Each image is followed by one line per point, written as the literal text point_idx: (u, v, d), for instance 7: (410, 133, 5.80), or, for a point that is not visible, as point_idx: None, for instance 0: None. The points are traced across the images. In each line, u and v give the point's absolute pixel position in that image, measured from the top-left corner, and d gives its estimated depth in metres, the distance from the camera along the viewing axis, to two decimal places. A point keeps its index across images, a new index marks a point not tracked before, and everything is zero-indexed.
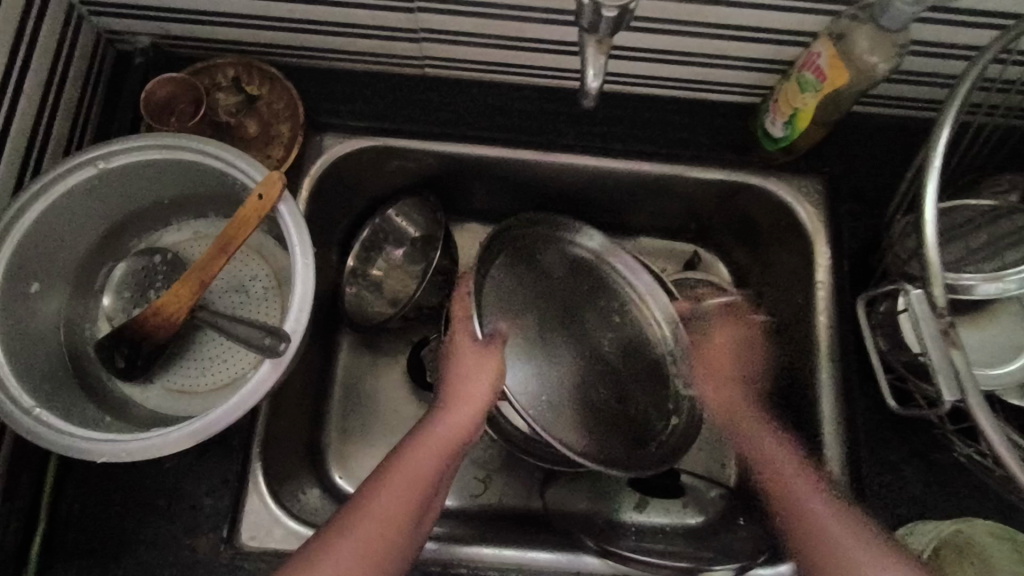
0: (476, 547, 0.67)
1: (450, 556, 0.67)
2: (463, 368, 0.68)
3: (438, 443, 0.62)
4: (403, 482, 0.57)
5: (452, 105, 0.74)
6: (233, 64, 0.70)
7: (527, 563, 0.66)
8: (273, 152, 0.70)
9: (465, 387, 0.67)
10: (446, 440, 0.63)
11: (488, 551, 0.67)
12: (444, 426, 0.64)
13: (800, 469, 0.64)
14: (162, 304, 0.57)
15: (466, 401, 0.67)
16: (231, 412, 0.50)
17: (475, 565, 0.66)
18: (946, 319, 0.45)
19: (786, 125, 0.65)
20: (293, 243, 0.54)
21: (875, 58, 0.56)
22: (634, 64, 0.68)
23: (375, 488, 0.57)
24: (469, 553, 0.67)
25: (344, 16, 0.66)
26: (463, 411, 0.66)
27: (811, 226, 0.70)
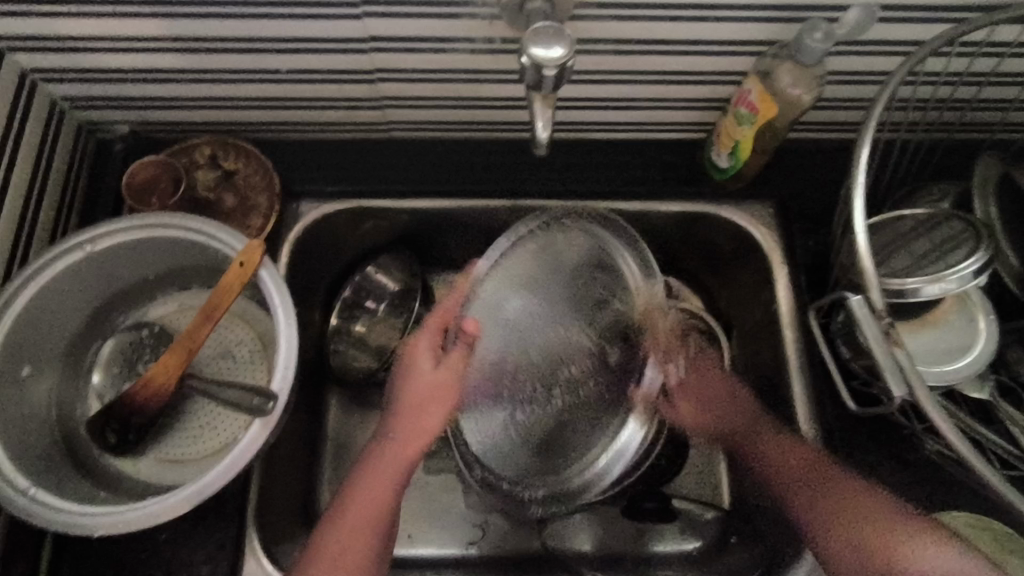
0: None
1: None
2: (417, 378, 0.62)
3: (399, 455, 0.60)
4: (376, 484, 0.58)
5: (419, 163, 0.78)
6: (209, 143, 0.75)
7: None
8: (251, 222, 0.73)
9: (429, 405, 0.61)
10: (402, 448, 0.59)
11: None
12: (405, 433, 0.60)
13: (812, 459, 0.61)
14: (151, 376, 0.59)
15: (421, 413, 0.61)
16: (224, 474, 0.51)
17: None
18: (887, 321, 0.48)
19: (730, 155, 0.71)
20: (275, 305, 0.57)
21: (798, 89, 0.61)
22: (585, 112, 0.73)
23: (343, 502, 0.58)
24: None
25: (310, 91, 0.71)
26: (415, 427, 0.60)
27: (767, 247, 0.75)
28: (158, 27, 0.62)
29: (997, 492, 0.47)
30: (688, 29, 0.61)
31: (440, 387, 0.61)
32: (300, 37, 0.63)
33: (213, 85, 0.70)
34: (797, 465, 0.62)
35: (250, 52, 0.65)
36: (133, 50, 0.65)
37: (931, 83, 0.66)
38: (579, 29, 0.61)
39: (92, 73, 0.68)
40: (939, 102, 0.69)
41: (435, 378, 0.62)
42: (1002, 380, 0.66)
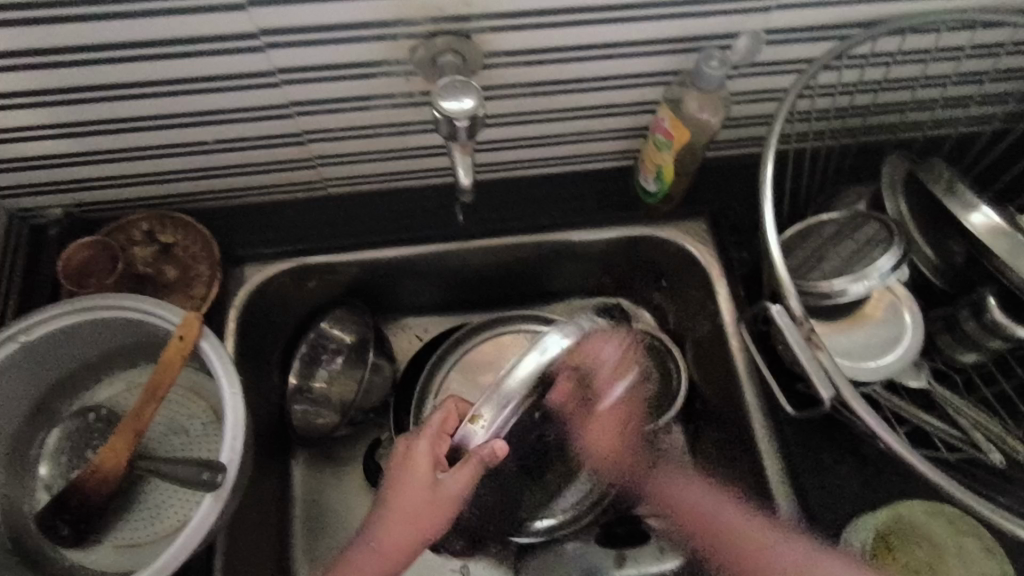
0: None
1: None
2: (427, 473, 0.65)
3: (417, 520, 0.64)
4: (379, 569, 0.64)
5: (359, 217, 0.80)
6: (146, 218, 0.75)
7: None
8: (195, 292, 0.73)
9: (425, 481, 0.65)
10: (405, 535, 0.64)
11: None
12: (412, 498, 0.64)
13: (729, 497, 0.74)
14: (99, 461, 0.58)
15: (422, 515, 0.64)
16: (180, 552, 0.51)
17: None
18: (807, 327, 0.51)
19: (657, 180, 0.74)
20: (218, 376, 0.56)
21: (707, 115, 0.65)
22: (514, 152, 0.76)
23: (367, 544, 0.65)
24: None
25: (241, 158, 0.72)
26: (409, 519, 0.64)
27: (705, 262, 0.78)
28: (80, 113, 0.63)
29: (921, 472, 0.51)
30: (596, 68, 0.64)
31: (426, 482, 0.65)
32: (222, 109, 0.65)
33: (143, 162, 0.71)
34: (770, 530, 0.68)
35: (176, 128, 0.66)
36: (57, 137, 0.66)
37: (830, 94, 0.71)
38: (493, 77, 0.63)
39: (19, 162, 0.68)
40: (841, 110, 0.73)
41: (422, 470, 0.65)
42: (938, 366, 0.71)
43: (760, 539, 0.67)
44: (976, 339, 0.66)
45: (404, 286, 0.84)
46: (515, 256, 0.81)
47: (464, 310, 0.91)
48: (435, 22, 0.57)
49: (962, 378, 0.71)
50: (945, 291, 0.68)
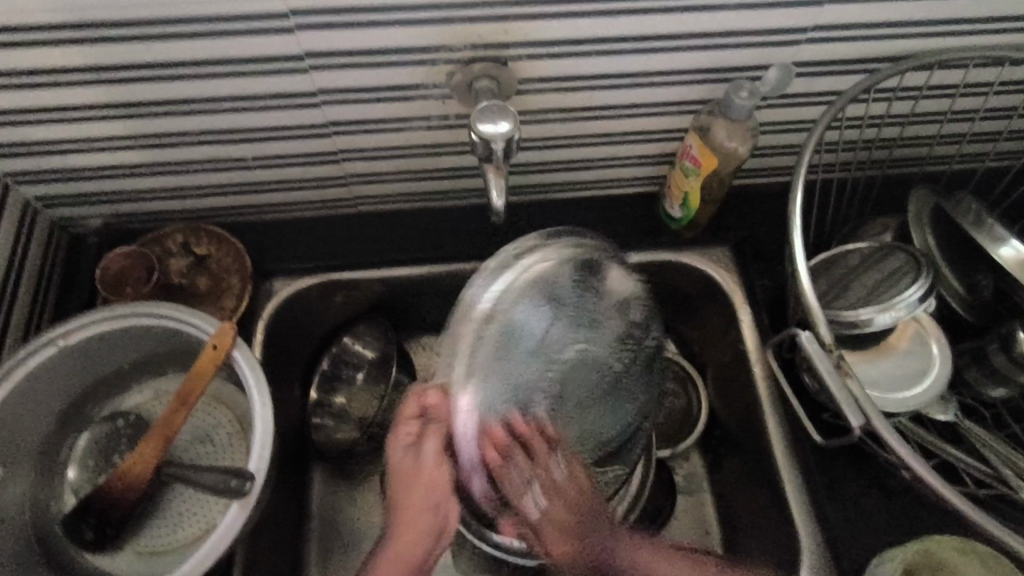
0: None
1: None
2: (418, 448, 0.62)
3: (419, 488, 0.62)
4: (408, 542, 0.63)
5: (387, 234, 0.81)
6: (181, 231, 0.77)
7: None
8: (225, 303, 0.74)
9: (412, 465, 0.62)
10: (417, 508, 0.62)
11: None
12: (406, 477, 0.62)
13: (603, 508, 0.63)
14: (127, 467, 0.59)
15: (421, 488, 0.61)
16: (204, 560, 0.51)
17: None
18: (836, 354, 0.51)
19: (682, 206, 0.74)
20: (249, 386, 0.57)
21: (735, 143, 0.66)
22: (541, 175, 0.77)
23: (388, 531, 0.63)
24: None
25: (277, 174, 0.74)
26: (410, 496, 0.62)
27: (728, 289, 0.78)
28: (127, 127, 0.66)
29: (949, 502, 0.50)
30: (626, 95, 0.65)
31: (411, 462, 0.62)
32: (263, 127, 0.67)
33: (183, 176, 0.73)
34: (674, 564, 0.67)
35: (217, 143, 0.69)
36: (103, 149, 0.68)
37: (857, 126, 0.72)
38: (526, 101, 0.65)
39: (65, 172, 0.71)
40: (867, 142, 0.74)
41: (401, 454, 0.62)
42: (966, 400, 0.70)
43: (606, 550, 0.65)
44: (1005, 374, 0.66)
45: (428, 304, 0.85)
46: None
47: None
48: (473, 49, 0.59)
49: (991, 413, 0.70)
50: (973, 324, 0.68)
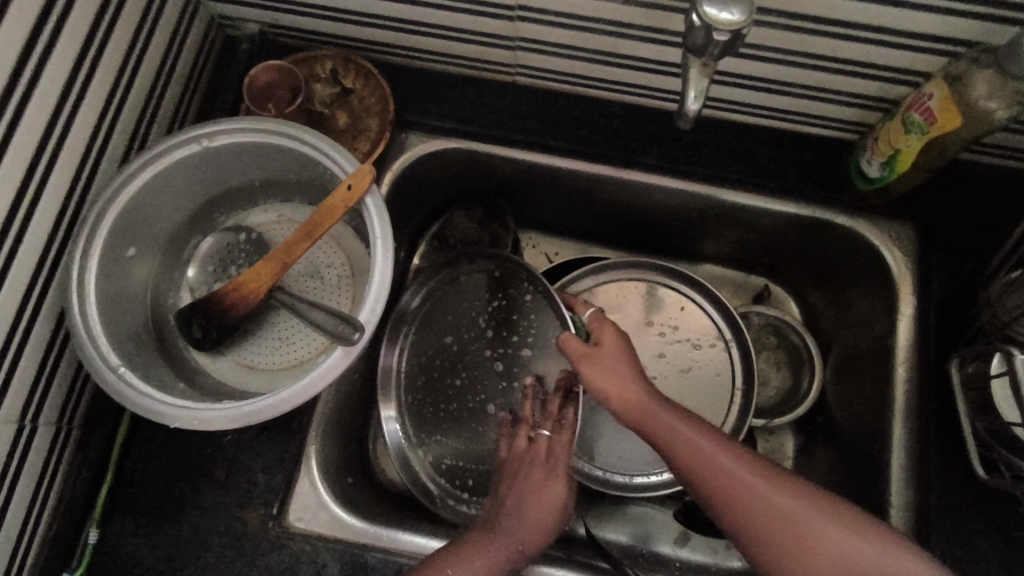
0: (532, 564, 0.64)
1: None
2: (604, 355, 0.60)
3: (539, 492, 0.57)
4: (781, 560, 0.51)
5: (537, 114, 0.74)
6: (332, 57, 0.72)
7: None
8: (359, 146, 0.71)
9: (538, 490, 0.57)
10: (781, 529, 0.51)
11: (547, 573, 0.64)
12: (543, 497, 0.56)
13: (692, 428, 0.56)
14: (243, 282, 0.59)
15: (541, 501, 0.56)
16: (302, 393, 0.51)
17: None
18: None
19: (885, 164, 0.63)
20: (375, 236, 0.55)
21: (993, 103, 0.54)
22: (730, 89, 0.66)
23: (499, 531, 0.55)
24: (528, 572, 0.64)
25: (443, 19, 0.67)
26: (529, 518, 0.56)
27: (897, 273, 0.67)
28: None
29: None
30: (881, 14, 0.53)
31: (547, 473, 0.57)
32: None
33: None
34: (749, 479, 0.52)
35: None
36: None
37: None
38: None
39: None
40: None
41: (531, 464, 0.58)
42: None
43: (699, 458, 0.54)
44: None
45: (555, 199, 0.80)
46: (683, 204, 0.74)
47: (601, 243, 0.86)
48: None
49: None
50: None
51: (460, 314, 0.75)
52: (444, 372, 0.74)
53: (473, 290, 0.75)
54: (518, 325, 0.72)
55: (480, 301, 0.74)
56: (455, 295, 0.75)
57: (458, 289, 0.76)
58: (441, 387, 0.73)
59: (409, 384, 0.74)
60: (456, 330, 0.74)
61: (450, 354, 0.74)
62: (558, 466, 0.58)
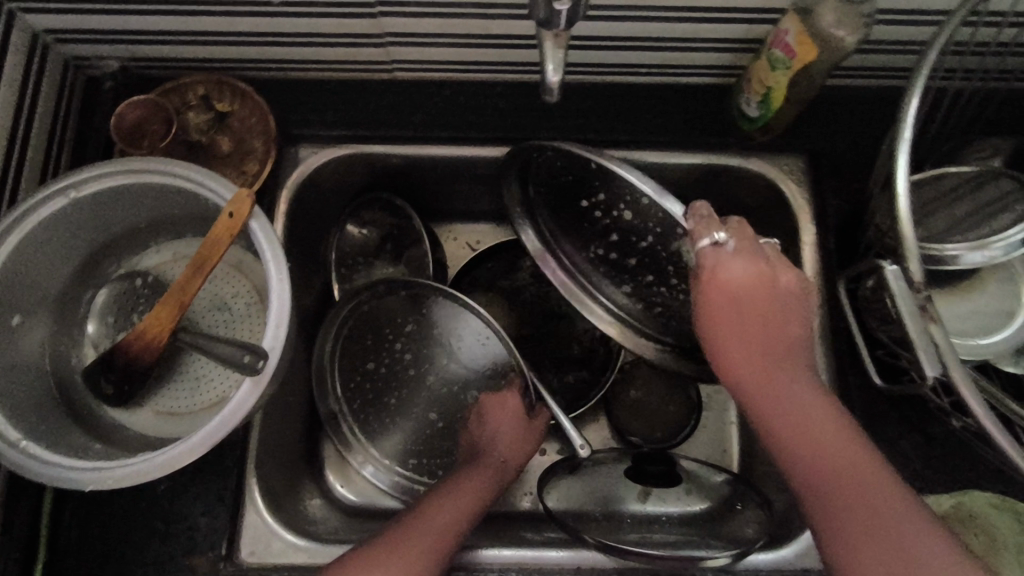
0: (512, 550, 0.69)
1: (481, 564, 0.68)
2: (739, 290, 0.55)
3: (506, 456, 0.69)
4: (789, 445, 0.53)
5: (424, 107, 0.73)
6: (204, 82, 0.70)
7: (551, 561, 0.68)
8: (248, 168, 0.69)
9: (493, 449, 0.68)
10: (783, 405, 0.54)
11: (523, 555, 0.68)
12: (501, 452, 0.68)
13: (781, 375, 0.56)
14: (144, 328, 0.57)
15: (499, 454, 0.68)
16: (219, 429, 0.50)
17: (522, 567, 0.68)
18: (924, 295, 0.44)
19: (761, 103, 0.65)
20: (266, 259, 0.54)
21: (842, 30, 0.55)
22: (603, 53, 0.67)
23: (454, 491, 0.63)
24: (505, 558, 0.68)
25: (305, 25, 0.65)
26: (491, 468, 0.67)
27: (796, 204, 0.69)
28: None
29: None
30: None
31: (517, 420, 0.70)
32: None
33: (201, 18, 0.65)
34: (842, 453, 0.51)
35: None
36: None
37: (993, 25, 0.58)
38: None
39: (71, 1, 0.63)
40: (1001, 47, 0.61)
41: (501, 414, 0.70)
42: None
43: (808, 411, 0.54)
44: None
45: (462, 188, 0.79)
46: None
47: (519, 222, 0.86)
48: None
49: None
50: None
51: (379, 338, 0.75)
52: (379, 392, 0.75)
53: (391, 311, 0.75)
54: (434, 339, 0.74)
55: (400, 319, 0.74)
56: (377, 312, 0.75)
57: (378, 305, 0.75)
58: (380, 403, 0.75)
59: (348, 404, 0.76)
60: (384, 341, 0.75)
61: (382, 370, 0.75)
62: (501, 430, 0.69)
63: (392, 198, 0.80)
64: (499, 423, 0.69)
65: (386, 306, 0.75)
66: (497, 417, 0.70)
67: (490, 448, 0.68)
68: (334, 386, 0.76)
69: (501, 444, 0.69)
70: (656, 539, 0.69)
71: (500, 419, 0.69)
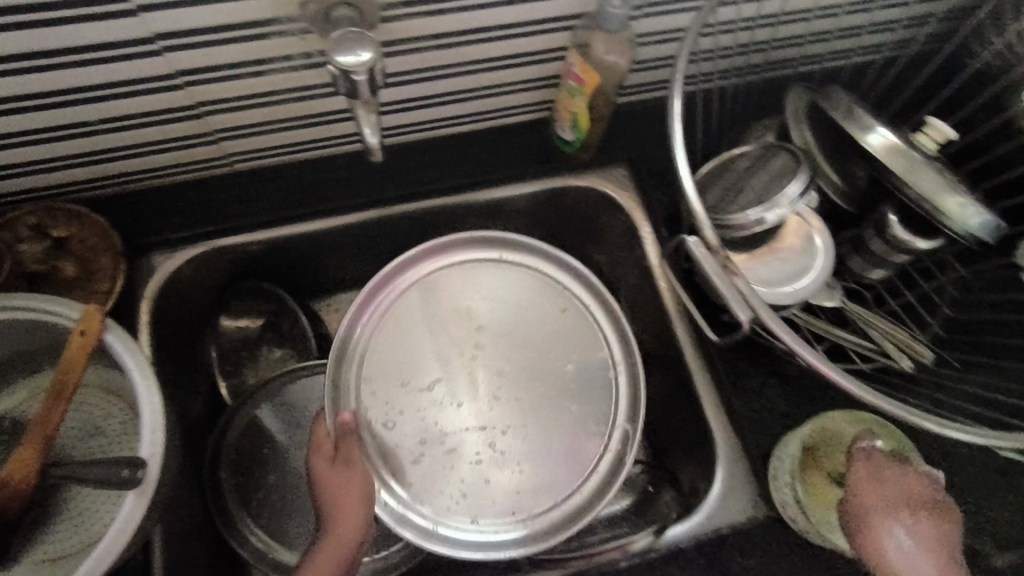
0: None
1: None
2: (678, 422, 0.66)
3: (355, 489, 0.61)
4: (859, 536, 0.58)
5: (272, 192, 0.76)
6: (31, 211, 0.68)
7: None
8: (99, 286, 0.68)
9: (337, 495, 0.61)
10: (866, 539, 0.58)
11: None
12: (345, 481, 0.61)
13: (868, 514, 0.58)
14: (5, 477, 0.52)
15: (345, 493, 0.60)
16: (104, 556, 0.48)
17: None
18: (721, 256, 0.52)
19: (573, 128, 0.73)
20: (130, 369, 0.53)
21: (614, 57, 0.65)
22: (425, 111, 0.73)
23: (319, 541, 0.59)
24: None
25: (129, 138, 0.66)
26: (344, 509, 0.59)
27: (626, 206, 0.78)
28: None
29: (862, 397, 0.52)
30: (499, 15, 0.61)
31: (350, 474, 0.62)
32: (96, 84, 0.59)
33: (13, 151, 0.64)
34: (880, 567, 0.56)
35: (47, 109, 0.60)
36: None
37: (730, 31, 0.70)
38: (392, 30, 0.60)
39: None
40: (746, 47, 0.73)
41: (331, 475, 0.62)
42: (849, 284, 0.75)
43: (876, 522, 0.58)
44: (881, 257, 0.71)
45: (328, 260, 0.82)
46: (439, 221, 0.80)
47: None
48: None
49: (872, 294, 0.75)
50: (851, 213, 0.72)
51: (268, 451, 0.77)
52: (285, 503, 0.76)
53: (268, 424, 0.77)
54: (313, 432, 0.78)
55: (280, 427, 0.77)
56: (257, 428, 0.77)
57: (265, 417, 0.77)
58: (289, 509, 0.76)
59: (262, 533, 0.74)
60: (274, 448, 0.77)
61: (280, 479, 0.76)
62: (335, 465, 0.62)
63: (262, 283, 0.80)
64: (325, 464, 0.63)
65: (262, 423, 0.77)
66: (323, 458, 0.63)
67: (337, 496, 0.60)
68: (230, 510, 0.74)
69: (342, 480, 0.61)
70: (584, 541, 0.72)
71: (331, 463, 0.63)
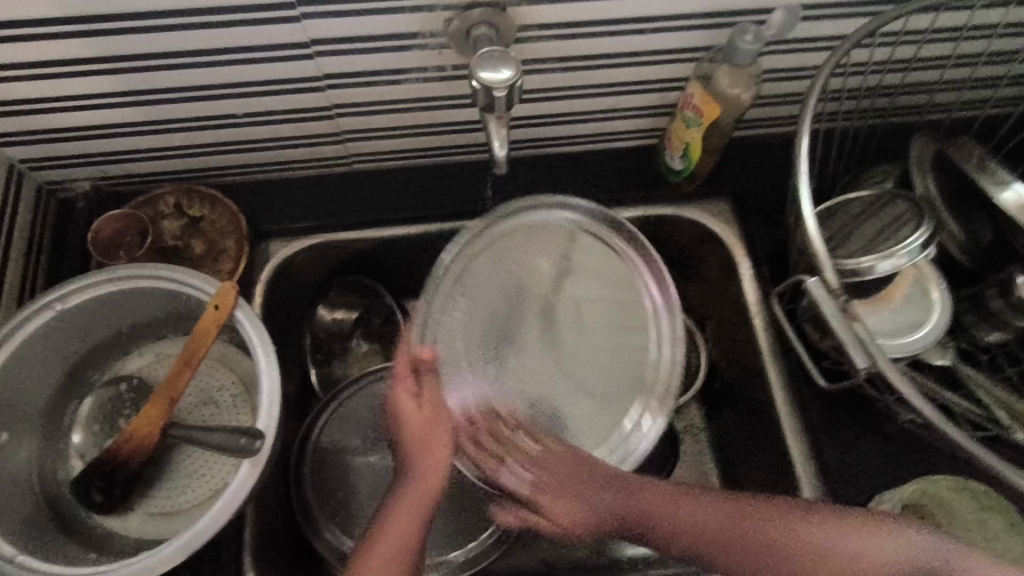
0: None
1: None
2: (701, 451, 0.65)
3: (443, 445, 0.58)
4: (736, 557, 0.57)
5: (384, 193, 0.80)
6: (173, 192, 0.74)
7: None
8: (223, 266, 0.73)
9: (424, 448, 0.58)
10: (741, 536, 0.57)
11: None
12: (439, 431, 0.59)
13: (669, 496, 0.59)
14: (134, 429, 0.58)
15: (432, 442, 0.58)
16: (219, 516, 0.52)
17: None
18: (842, 299, 0.52)
19: (683, 157, 0.73)
20: (254, 344, 0.57)
21: (738, 90, 0.65)
22: (540, 128, 0.75)
23: (399, 494, 0.57)
24: None
25: (269, 131, 0.72)
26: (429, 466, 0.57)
27: (727, 239, 0.77)
28: (110, 83, 0.63)
29: (980, 459, 0.50)
30: (627, 42, 0.63)
31: (439, 421, 0.59)
32: (251, 80, 0.64)
33: (169, 135, 0.71)
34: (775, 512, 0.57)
35: (206, 100, 0.66)
36: (88, 107, 0.66)
37: (858, 73, 0.69)
38: (525, 50, 0.63)
39: (49, 132, 0.68)
40: (871, 90, 0.72)
41: (420, 422, 0.58)
42: (961, 346, 0.71)
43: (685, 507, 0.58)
44: (1002, 318, 0.67)
45: (425, 264, 0.84)
46: None
47: None
48: None
49: (987, 357, 0.71)
50: (971, 270, 0.69)
51: (350, 442, 0.77)
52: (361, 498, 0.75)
53: (359, 413, 0.78)
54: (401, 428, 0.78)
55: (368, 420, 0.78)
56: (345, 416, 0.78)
57: (356, 406, 0.79)
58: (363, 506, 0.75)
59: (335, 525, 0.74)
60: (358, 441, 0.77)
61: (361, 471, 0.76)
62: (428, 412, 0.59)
63: (362, 279, 0.83)
64: (410, 406, 0.59)
65: (355, 410, 0.78)
66: (408, 399, 0.59)
67: (424, 452, 0.58)
68: (310, 501, 0.74)
69: (428, 427, 0.59)
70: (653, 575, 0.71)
71: (415, 408, 0.59)
